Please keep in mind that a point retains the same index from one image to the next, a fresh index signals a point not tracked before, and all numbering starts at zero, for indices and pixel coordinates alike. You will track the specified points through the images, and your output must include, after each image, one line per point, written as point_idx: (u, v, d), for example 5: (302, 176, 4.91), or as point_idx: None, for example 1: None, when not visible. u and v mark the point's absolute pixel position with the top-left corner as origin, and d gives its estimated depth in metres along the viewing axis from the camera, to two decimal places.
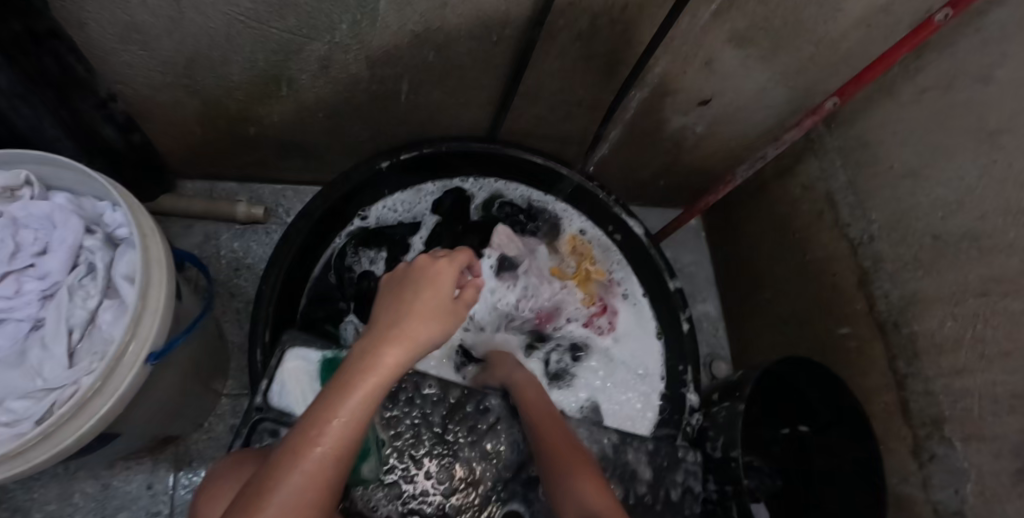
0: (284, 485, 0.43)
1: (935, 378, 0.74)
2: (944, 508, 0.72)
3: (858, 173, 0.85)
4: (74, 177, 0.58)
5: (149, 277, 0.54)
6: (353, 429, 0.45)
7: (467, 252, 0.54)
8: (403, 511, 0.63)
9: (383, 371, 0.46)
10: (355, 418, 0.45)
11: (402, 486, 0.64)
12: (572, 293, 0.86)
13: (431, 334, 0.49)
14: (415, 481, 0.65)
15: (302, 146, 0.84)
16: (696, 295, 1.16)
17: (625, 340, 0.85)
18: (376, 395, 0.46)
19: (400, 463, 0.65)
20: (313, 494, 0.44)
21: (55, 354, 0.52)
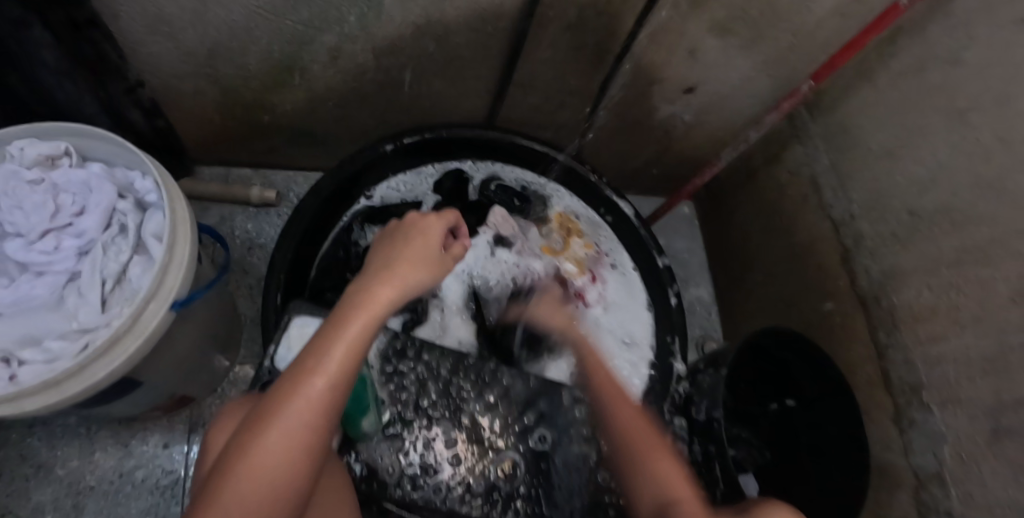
0: (291, 402, 0.48)
1: (914, 347, 0.77)
2: (924, 472, 0.75)
3: (841, 158, 0.88)
4: (110, 149, 0.66)
5: (176, 235, 0.62)
6: (350, 354, 0.50)
7: (453, 213, 0.62)
8: (403, 462, 0.68)
9: (376, 305, 0.52)
10: (354, 346, 0.50)
11: (403, 439, 0.69)
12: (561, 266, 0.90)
13: (416, 278, 0.54)
14: (418, 432, 0.70)
15: (313, 134, 0.90)
16: (690, 280, 1.20)
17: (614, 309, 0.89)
18: (370, 326, 0.51)
19: (401, 415, 0.70)
20: (315, 412, 0.49)
21: (91, 301, 0.59)
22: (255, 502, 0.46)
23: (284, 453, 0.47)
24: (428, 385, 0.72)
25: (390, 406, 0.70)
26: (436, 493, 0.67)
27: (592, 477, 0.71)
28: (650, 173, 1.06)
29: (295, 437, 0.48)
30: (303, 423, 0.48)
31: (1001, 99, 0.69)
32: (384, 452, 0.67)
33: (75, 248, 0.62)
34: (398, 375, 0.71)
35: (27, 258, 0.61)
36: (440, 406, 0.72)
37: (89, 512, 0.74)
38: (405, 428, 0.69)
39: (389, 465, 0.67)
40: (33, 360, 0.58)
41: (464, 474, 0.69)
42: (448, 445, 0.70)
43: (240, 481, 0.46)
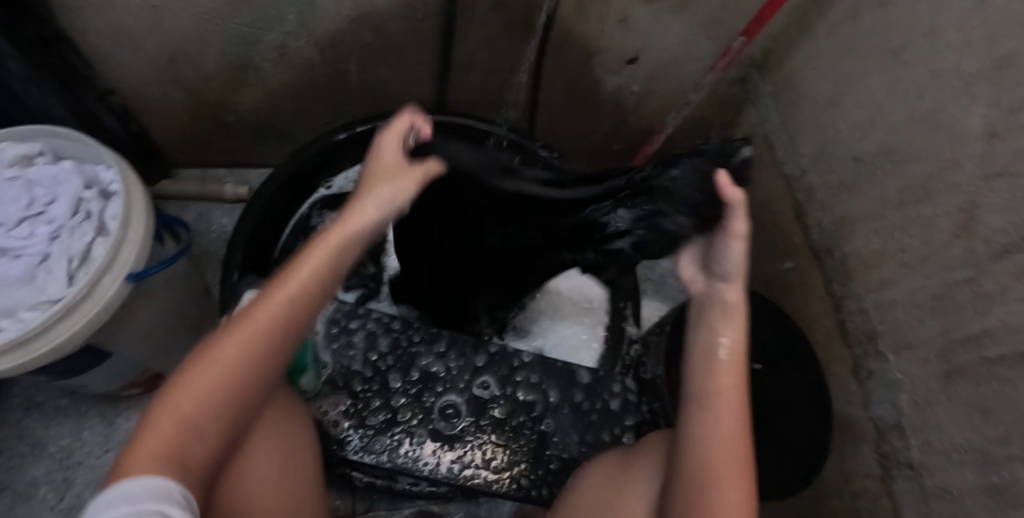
0: (246, 324, 0.48)
1: (865, 295, 0.75)
2: (884, 423, 0.72)
3: (789, 113, 0.89)
4: (78, 147, 0.73)
5: (130, 215, 0.67)
6: (311, 285, 0.50)
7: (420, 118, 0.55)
8: (351, 413, 0.72)
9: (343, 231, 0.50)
10: (316, 276, 0.50)
11: (349, 394, 0.73)
12: None
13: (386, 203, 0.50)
14: (367, 384, 0.74)
15: (276, 131, 0.98)
16: None
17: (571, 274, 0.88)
18: (339, 258, 0.50)
19: (346, 372, 0.74)
20: (269, 339, 0.49)
21: (58, 276, 0.65)
22: (194, 416, 0.46)
23: (230, 373, 0.48)
24: (377, 340, 0.75)
25: (337, 364, 0.74)
26: (377, 444, 0.71)
27: (534, 429, 0.74)
28: (612, 149, 1.10)
29: (246, 361, 0.48)
30: (256, 349, 0.48)
31: (930, 31, 0.65)
32: (328, 407, 0.72)
33: (47, 233, 0.68)
34: (346, 336, 0.75)
35: (5, 243, 0.67)
36: (390, 360, 0.75)
37: (77, 485, 0.87)
38: (351, 383, 0.73)
39: (332, 419, 0.71)
40: (8, 328, 0.64)
41: (405, 427, 0.72)
42: (392, 400, 0.73)
43: (184, 393, 0.46)
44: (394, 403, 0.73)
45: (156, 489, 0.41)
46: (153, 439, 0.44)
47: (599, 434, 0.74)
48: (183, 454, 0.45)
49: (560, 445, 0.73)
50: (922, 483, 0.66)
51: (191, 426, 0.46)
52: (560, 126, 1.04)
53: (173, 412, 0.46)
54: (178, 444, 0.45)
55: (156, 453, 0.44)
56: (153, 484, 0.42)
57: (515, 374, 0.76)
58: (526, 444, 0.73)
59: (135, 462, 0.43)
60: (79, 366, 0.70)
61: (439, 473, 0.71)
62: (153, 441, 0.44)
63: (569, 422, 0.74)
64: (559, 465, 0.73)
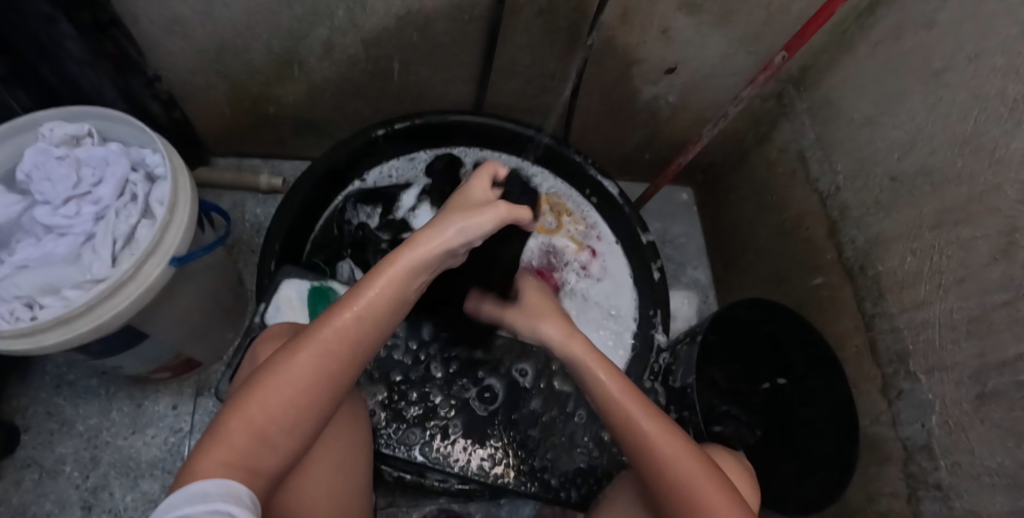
0: (316, 344, 0.51)
1: (899, 314, 0.75)
2: (912, 443, 0.72)
3: (825, 130, 0.89)
4: (126, 130, 0.73)
5: (176, 200, 0.68)
6: (380, 304, 0.52)
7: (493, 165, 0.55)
8: (387, 404, 0.73)
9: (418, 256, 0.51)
10: (388, 296, 0.52)
11: (386, 386, 0.74)
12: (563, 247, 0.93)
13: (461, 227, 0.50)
14: (407, 373, 0.75)
15: (313, 124, 0.99)
16: (687, 263, 1.24)
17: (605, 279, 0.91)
18: (410, 280, 0.52)
19: (383, 363, 0.75)
20: (334, 357, 0.51)
21: (103, 256, 0.66)
22: (267, 428, 0.49)
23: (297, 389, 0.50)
24: (422, 328, 0.78)
25: (376, 354, 0.75)
26: (411, 435, 0.72)
27: (567, 427, 0.75)
28: (643, 158, 1.11)
29: (313, 377, 0.50)
30: (321, 365, 0.50)
31: (975, 54, 0.66)
32: (366, 396, 0.73)
33: (93, 213, 0.68)
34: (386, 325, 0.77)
35: (52, 221, 0.68)
36: (433, 350, 0.77)
37: (103, 463, 0.88)
38: (389, 374, 0.75)
39: (368, 408, 0.72)
40: (52, 305, 0.65)
41: (439, 421, 0.73)
42: (430, 391, 0.75)
43: (257, 408, 0.49)
44: (432, 397, 0.74)
45: (230, 496, 0.45)
46: (230, 448, 0.48)
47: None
48: (259, 461, 0.49)
49: (591, 446, 0.74)
50: (949, 504, 0.66)
51: (267, 437, 0.49)
52: (595, 133, 1.05)
53: (246, 425, 0.48)
54: (252, 453, 0.48)
55: (230, 460, 0.47)
56: (227, 491, 0.45)
57: (551, 372, 0.78)
58: (558, 441, 0.74)
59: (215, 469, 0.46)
60: (118, 347, 0.71)
61: (469, 470, 0.71)
62: (229, 451, 0.48)
63: (601, 421, 0.75)
64: (589, 466, 0.73)
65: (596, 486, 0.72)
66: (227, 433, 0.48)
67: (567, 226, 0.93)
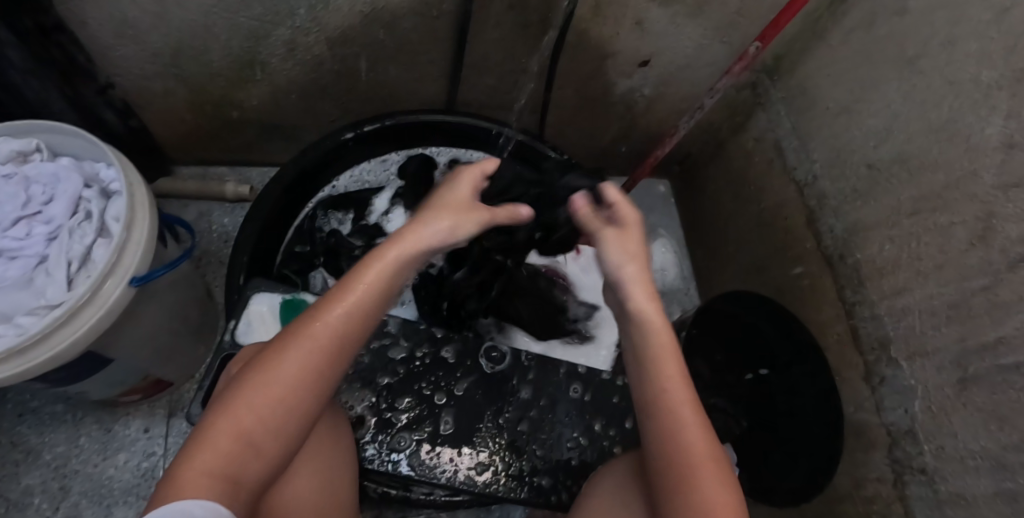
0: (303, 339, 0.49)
1: (879, 302, 0.75)
2: (896, 429, 0.72)
3: (801, 119, 0.89)
4: (78, 144, 0.69)
5: (134, 216, 0.64)
6: (376, 295, 0.51)
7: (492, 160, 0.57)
8: (373, 412, 0.71)
9: (411, 250, 0.51)
10: (377, 292, 0.51)
11: (373, 395, 0.72)
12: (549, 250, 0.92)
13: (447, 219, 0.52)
14: (394, 377, 0.73)
15: (279, 128, 0.96)
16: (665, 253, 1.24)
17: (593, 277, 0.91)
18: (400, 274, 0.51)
19: (369, 368, 0.73)
20: (318, 358, 0.49)
21: (57, 279, 0.61)
22: (251, 433, 0.48)
23: (281, 392, 0.48)
24: (411, 327, 0.76)
25: (360, 360, 0.73)
26: (397, 445, 0.70)
27: (557, 425, 0.73)
28: (619, 151, 1.10)
29: (298, 374, 0.49)
30: (305, 372, 0.49)
31: (947, 40, 0.66)
32: (355, 401, 0.71)
33: (45, 233, 0.64)
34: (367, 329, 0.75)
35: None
36: (423, 351, 0.75)
37: (74, 493, 0.84)
38: (376, 378, 0.73)
39: (358, 414, 0.71)
40: (4, 334, 0.60)
41: (429, 427, 0.71)
42: (420, 394, 0.73)
43: (241, 410, 0.48)
44: (420, 402, 0.72)
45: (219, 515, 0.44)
46: (214, 455, 0.47)
47: (621, 424, 0.74)
48: (240, 469, 0.47)
49: (580, 442, 0.73)
50: (935, 488, 0.66)
51: (250, 441, 0.48)
52: (571, 127, 1.03)
53: (229, 431, 0.47)
54: (236, 461, 0.47)
55: (211, 469, 0.46)
56: (212, 509, 0.44)
57: (542, 360, 0.77)
58: (549, 437, 0.73)
59: (198, 482, 0.45)
60: (78, 374, 0.67)
61: (458, 480, 0.69)
62: (213, 457, 0.47)
63: (590, 411, 0.75)
64: (578, 464, 0.72)
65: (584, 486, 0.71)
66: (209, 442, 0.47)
67: None
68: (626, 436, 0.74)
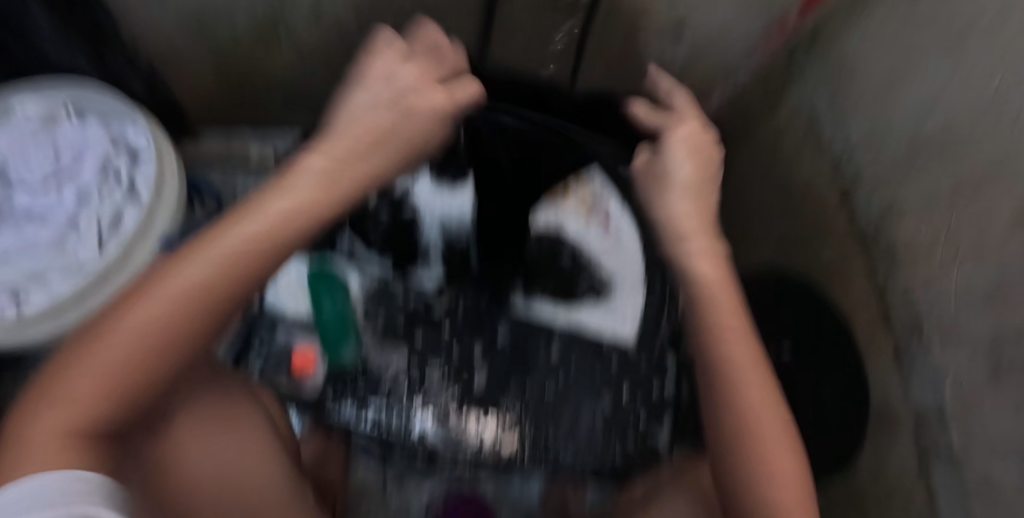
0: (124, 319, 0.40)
1: (913, 283, 0.73)
2: (925, 412, 0.71)
3: (838, 93, 0.86)
4: (104, 104, 0.69)
5: (161, 185, 0.66)
6: (163, 318, 0.40)
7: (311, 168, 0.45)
8: (409, 369, 0.73)
9: (187, 280, 0.41)
10: (157, 322, 0.40)
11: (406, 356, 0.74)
12: None
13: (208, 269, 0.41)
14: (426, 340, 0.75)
15: (304, 94, 0.95)
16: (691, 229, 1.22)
17: None
18: (192, 311, 0.41)
19: (404, 327, 0.75)
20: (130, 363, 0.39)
21: (88, 245, 0.65)
22: (76, 434, 0.37)
23: (149, 348, 0.40)
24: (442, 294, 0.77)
25: (394, 320, 0.75)
26: (428, 404, 0.72)
27: (583, 394, 0.73)
28: None
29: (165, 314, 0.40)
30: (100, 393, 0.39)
31: (998, 12, 0.62)
32: (391, 355, 0.74)
33: (76, 198, 0.66)
34: (403, 293, 0.77)
35: (36, 205, 0.67)
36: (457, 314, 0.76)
37: None
38: (412, 334, 0.75)
39: (393, 367, 0.73)
40: (40, 291, 0.64)
41: (460, 387, 0.73)
42: (451, 356, 0.74)
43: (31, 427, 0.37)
44: (453, 361, 0.74)
45: (93, 478, 0.36)
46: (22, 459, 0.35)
47: (649, 391, 0.74)
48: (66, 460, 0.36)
49: (608, 408, 0.73)
50: (962, 473, 0.65)
51: (78, 442, 0.37)
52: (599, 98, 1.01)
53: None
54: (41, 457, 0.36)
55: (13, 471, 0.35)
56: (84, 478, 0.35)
57: (575, 333, 0.75)
58: (577, 407, 0.73)
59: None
60: None
61: (481, 443, 0.71)
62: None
63: (619, 377, 0.74)
64: (602, 431, 0.72)
65: (609, 453, 0.72)
66: (31, 448, 0.36)
67: None
68: (652, 403, 0.74)
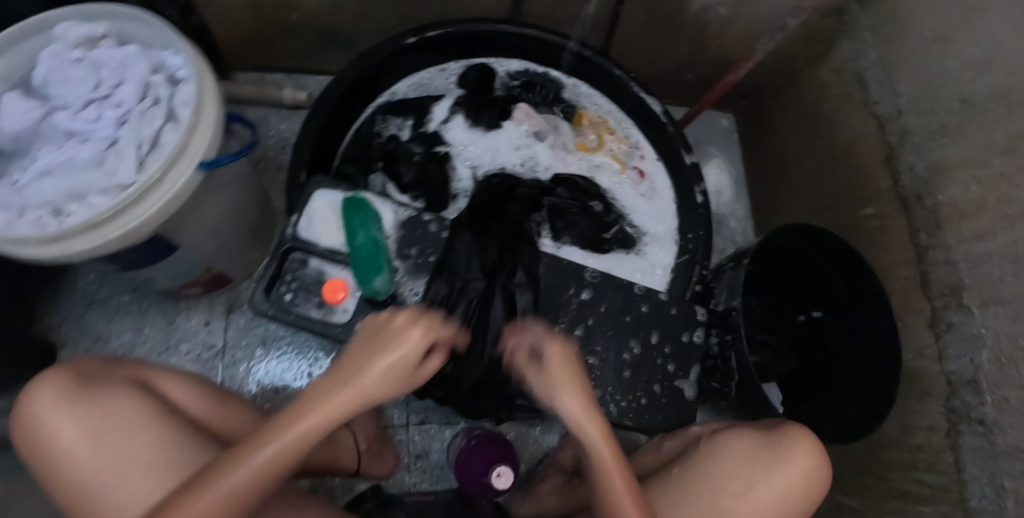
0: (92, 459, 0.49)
1: (956, 247, 0.70)
2: (957, 378, 0.69)
3: (890, 48, 0.82)
4: (144, 31, 0.68)
5: (201, 101, 0.63)
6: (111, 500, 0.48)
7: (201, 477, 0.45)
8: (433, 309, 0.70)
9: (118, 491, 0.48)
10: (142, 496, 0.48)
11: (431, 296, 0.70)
12: (606, 164, 0.88)
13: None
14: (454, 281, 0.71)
15: (338, 34, 0.94)
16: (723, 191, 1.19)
17: (655, 197, 0.87)
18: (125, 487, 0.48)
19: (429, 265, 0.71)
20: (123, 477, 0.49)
21: (127, 161, 0.61)
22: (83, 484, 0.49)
23: (119, 465, 0.49)
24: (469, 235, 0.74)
25: (424, 256, 0.71)
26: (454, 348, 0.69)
27: (612, 342, 0.73)
28: (684, 78, 1.05)
29: (124, 463, 0.49)
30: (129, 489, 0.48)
31: None
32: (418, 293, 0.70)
33: (115, 117, 0.63)
34: (435, 223, 0.73)
35: (72, 125, 0.63)
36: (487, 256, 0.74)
37: None
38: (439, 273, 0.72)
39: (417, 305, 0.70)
40: (78, 211, 0.60)
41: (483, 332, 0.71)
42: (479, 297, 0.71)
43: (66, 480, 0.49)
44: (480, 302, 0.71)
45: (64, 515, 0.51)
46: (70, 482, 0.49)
47: (677, 341, 0.74)
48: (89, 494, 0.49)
49: (636, 354, 0.73)
50: (992, 439, 0.63)
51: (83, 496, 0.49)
52: (637, 51, 0.98)
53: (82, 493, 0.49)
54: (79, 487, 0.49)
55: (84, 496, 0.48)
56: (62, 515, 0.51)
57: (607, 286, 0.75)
58: (605, 354, 0.72)
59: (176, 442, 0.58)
60: (150, 256, 0.68)
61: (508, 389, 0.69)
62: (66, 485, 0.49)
63: (648, 325, 0.74)
64: (629, 378, 0.72)
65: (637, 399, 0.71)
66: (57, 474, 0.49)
67: (609, 144, 0.89)
68: (678, 354, 0.74)
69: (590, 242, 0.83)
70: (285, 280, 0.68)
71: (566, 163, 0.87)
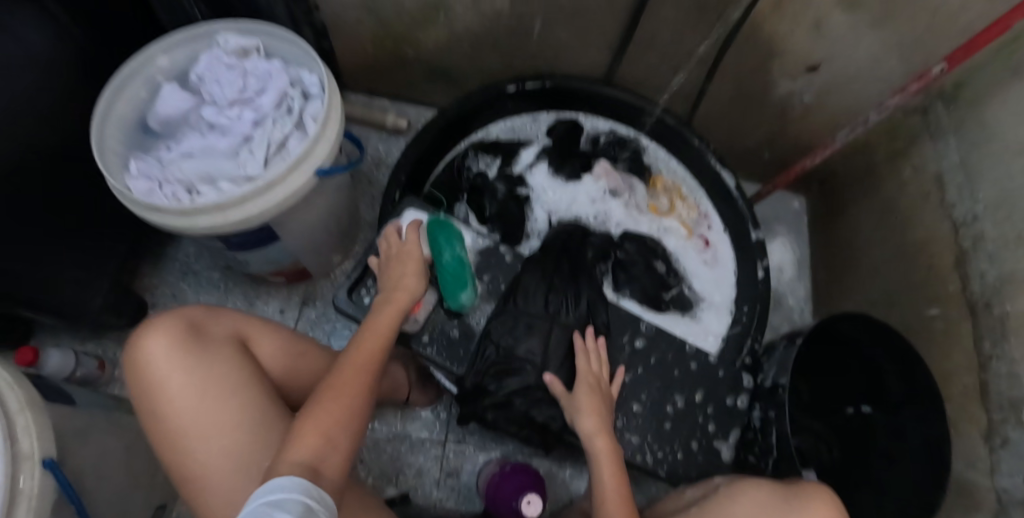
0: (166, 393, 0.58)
1: (1019, 361, 0.68)
2: (1008, 496, 0.67)
3: (971, 151, 0.81)
4: (288, 50, 0.78)
5: (329, 117, 0.72)
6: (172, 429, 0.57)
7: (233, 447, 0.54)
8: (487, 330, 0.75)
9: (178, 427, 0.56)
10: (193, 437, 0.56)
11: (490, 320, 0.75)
12: (674, 228, 0.92)
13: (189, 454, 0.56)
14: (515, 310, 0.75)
15: (445, 72, 1.03)
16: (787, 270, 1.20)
17: (717, 266, 0.91)
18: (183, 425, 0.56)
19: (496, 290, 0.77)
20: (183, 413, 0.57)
21: (258, 158, 0.71)
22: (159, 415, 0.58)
23: (184, 401, 0.57)
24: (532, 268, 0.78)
25: (494, 282, 0.78)
26: (510, 375, 0.73)
27: (657, 394, 0.77)
28: (762, 156, 1.08)
29: (191, 396, 0.58)
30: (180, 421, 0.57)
31: None
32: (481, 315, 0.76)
33: (252, 119, 0.73)
34: (511, 254, 0.80)
35: (217, 120, 0.74)
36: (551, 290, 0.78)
37: None
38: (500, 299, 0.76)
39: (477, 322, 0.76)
40: (210, 193, 0.70)
41: (534, 364, 0.73)
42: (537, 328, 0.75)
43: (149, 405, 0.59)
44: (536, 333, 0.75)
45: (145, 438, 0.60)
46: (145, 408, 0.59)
47: (720, 403, 0.79)
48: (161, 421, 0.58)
49: (679, 408, 0.78)
50: None
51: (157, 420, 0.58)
52: (720, 124, 1.03)
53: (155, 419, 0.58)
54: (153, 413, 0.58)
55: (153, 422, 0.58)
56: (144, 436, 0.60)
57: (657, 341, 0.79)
58: (648, 406, 0.77)
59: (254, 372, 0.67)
60: (254, 242, 0.77)
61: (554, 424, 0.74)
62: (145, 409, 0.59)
63: (692, 384, 0.79)
64: (669, 431, 0.77)
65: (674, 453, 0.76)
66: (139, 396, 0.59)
67: (679, 209, 0.93)
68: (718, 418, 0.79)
69: (650, 298, 0.85)
70: (366, 284, 0.75)
71: (636, 222, 0.92)
